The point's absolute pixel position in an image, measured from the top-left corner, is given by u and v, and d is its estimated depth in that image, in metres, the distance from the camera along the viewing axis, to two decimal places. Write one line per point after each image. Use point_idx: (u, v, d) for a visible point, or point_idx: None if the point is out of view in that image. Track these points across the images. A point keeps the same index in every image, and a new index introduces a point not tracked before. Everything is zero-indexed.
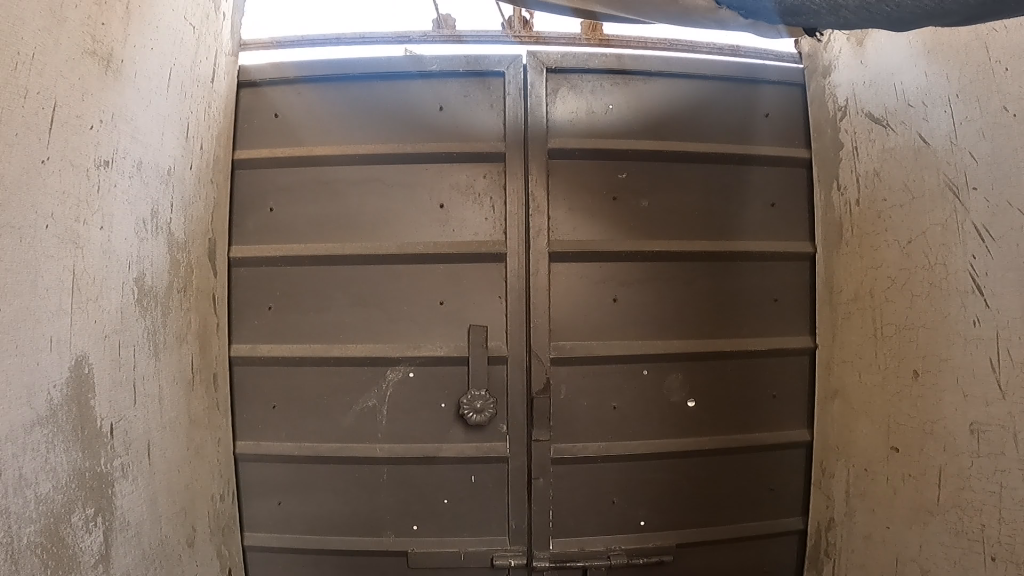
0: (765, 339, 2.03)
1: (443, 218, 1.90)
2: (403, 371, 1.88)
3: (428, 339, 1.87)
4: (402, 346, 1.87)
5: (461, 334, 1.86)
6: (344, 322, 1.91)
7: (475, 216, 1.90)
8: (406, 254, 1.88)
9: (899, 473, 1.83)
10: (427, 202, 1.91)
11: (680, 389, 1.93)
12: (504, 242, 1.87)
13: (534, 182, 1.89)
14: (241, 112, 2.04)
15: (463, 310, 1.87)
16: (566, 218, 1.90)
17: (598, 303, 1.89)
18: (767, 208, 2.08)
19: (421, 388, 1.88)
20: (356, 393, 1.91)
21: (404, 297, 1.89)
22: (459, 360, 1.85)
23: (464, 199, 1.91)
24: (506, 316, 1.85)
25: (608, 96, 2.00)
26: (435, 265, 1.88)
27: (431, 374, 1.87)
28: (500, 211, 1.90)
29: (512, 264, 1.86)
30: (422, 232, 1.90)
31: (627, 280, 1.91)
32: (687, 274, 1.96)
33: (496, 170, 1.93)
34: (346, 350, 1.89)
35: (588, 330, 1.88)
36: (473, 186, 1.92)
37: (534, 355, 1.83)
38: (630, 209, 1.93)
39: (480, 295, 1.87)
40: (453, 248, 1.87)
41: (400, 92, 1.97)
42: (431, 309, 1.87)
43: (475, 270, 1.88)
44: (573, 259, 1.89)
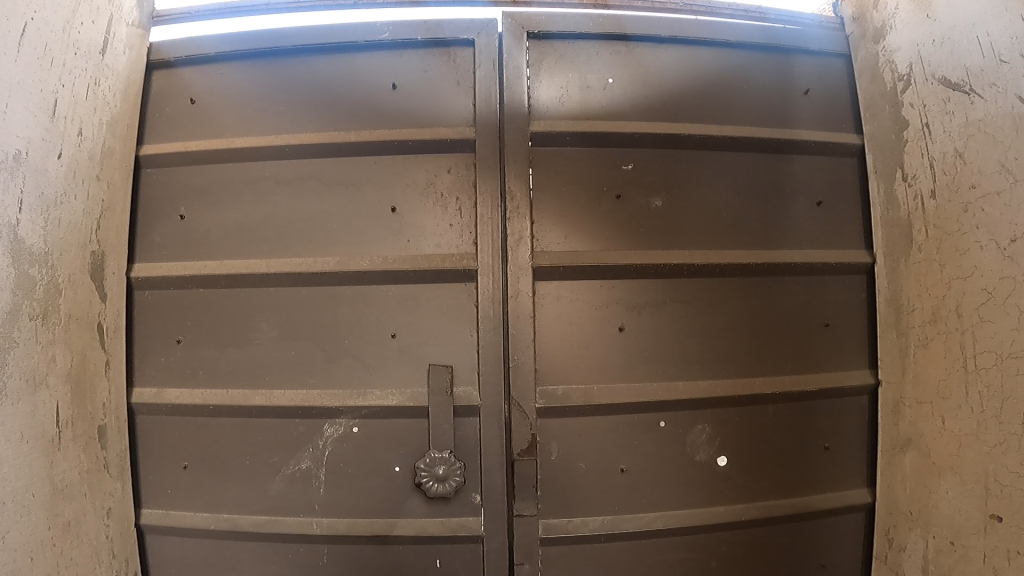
0: (812, 375, 1.60)
1: (396, 225, 1.47)
2: (346, 425, 1.44)
3: (378, 383, 1.43)
4: (343, 393, 1.43)
5: (420, 376, 1.42)
6: (271, 361, 1.48)
7: (438, 222, 1.47)
8: (349, 273, 1.45)
9: (1000, 549, 1.37)
10: (376, 205, 1.48)
11: (709, 444, 1.49)
12: (474, 254, 1.43)
13: (513, 176, 1.45)
14: (152, 98, 1.64)
15: (423, 345, 1.43)
16: (555, 223, 1.44)
17: (600, 334, 1.43)
18: (812, 207, 1.66)
19: (369, 447, 1.43)
20: (287, 452, 1.47)
21: (345, 329, 1.45)
22: (416, 410, 1.41)
23: (423, 200, 1.48)
24: (477, 352, 1.41)
25: (607, 69, 1.58)
26: (385, 287, 1.45)
27: (381, 430, 1.43)
28: (471, 215, 1.46)
29: (484, 284, 1.41)
30: (370, 244, 1.47)
31: (638, 302, 1.44)
32: (715, 294, 1.50)
33: (465, 162, 1.49)
34: (272, 398, 1.46)
35: (587, 371, 1.41)
36: (435, 185, 1.48)
37: (515, 404, 1.38)
38: (639, 210, 1.47)
39: (443, 326, 1.43)
40: (409, 264, 1.44)
41: (344, 68, 1.56)
42: (381, 344, 1.44)
43: (438, 293, 1.44)
44: (565, 276, 1.42)
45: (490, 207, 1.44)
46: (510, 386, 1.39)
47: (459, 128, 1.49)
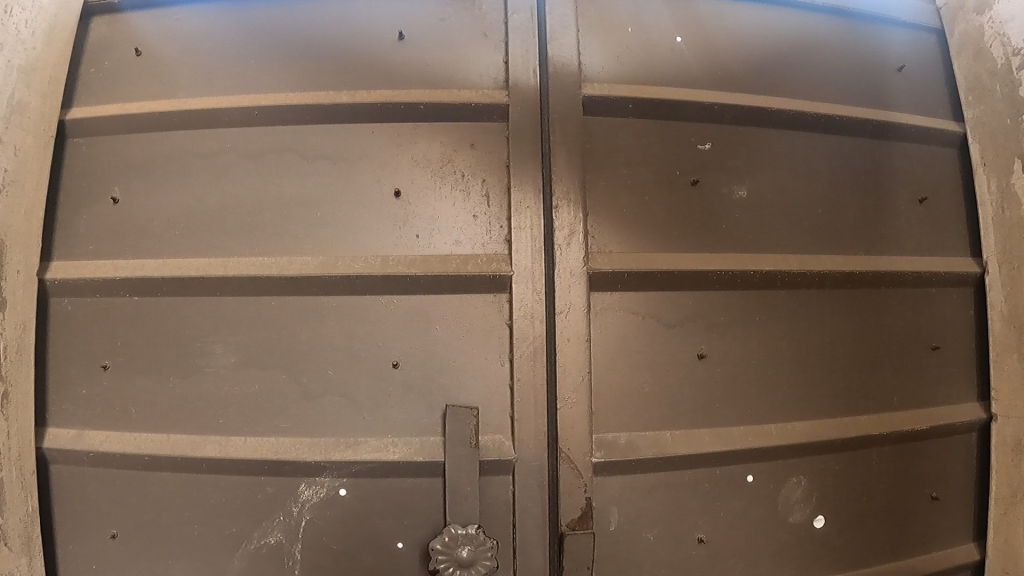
0: (920, 412, 1.29)
1: (400, 216, 1.11)
2: (329, 487, 1.07)
3: (374, 428, 1.06)
4: (329, 442, 1.06)
5: (433, 420, 1.06)
6: (230, 396, 1.10)
7: (456, 212, 1.11)
8: (336, 277, 1.08)
9: None
10: (374, 189, 1.12)
11: (804, 502, 1.16)
12: (506, 256, 1.08)
13: (559, 153, 1.09)
14: (88, 49, 1.26)
15: (437, 377, 1.07)
16: (613, 215, 1.09)
17: (672, 361, 1.08)
18: (913, 205, 1.35)
19: (361, 517, 1.06)
20: (248, 521, 1.09)
21: (329, 353, 1.08)
22: (428, 468, 1.04)
23: (437, 183, 1.12)
24: (511, 387, 1.05)
25: (671, 24, 1.25)
26: (386, 298, 1.09)
27: (378, 493, 1.06)
28: (500, 203, 1.11)
29: (521, 295, 1.06)
30: (365, 240, 1.11)
31: (720, 321, 1.11)
32: (810, 311, 1.18)
33: (494, 135, 1.13)
34: (230, 447, 1.08)
35: (655, 410, 1.07)
36: (453, 164, 1.12)
37: (566, 458, 1.02)
38: (718, 201, 1.14)
39: (463, 351, 1.07)
40: (418, 267, 1.08)
41: (335, 14, 1.20)
42: (379, 375, 1.07)
43: (456, 307, 1.08)
44: (630, 286, 1.08)
45: (528, 193, 1.08)
46: (557, 433, 1.03)
47: (485, 91, 1.14)
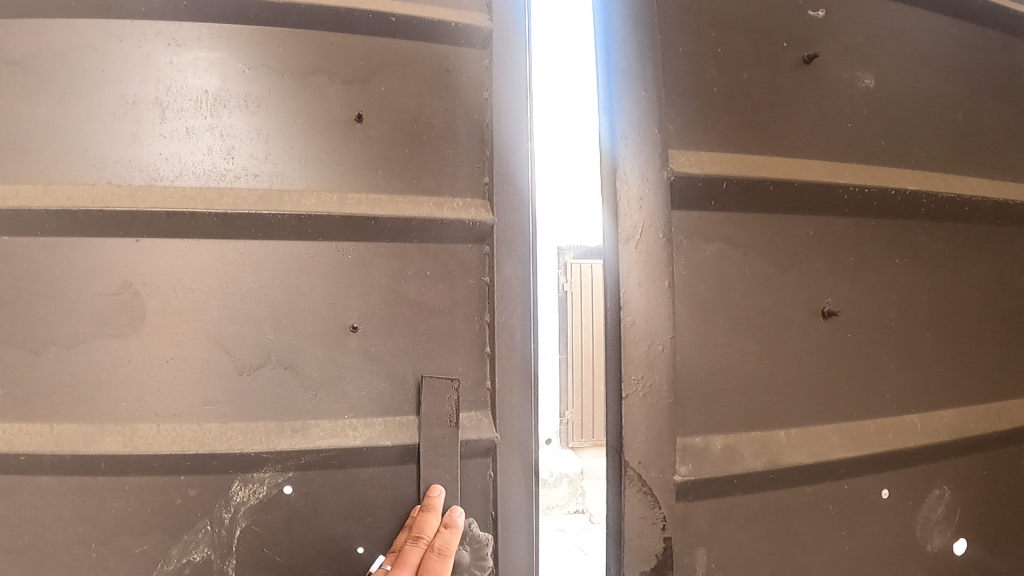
0: None
1: (362, 145, 0.78)
2: (269, 485, 0.74)
3: (328, 404, 0.76)
4: (270, 427, 0.74)
5: (402, 394, 0.78)
6: (139, 370, 0.73)
7: (431, 145, 0.81)
8: (282, 216, 0.74)
9: None
10: (331, 111, 0.78)
11: (947, 524, 0.82)
12: (487, 200, 0.82)
13: (627, 49, 0.71)
14: None
15: (402, 348, 0.78)
16: (701, 104, 0.73)
17: (786, 315, 0.74)
18: None
19: (314, 522, 0.75)
20: (160, 536, 0.73)
21: (272, 316, 0.75)
22: (395, 454, 0.77)
23: (409, 110, 0.80)
24: (492, 357, 0.80)
25: None
26: (343, 247, 0.77)
27: (335, 489, 0.75)
28: (483, 136, 0.82)
29: (505, 246, 0.80)
30: (319, 175, 0.77)
31: (850, 263, 0.76)
32: (962, 257, 0.83)
33: (475, 62, 0.83)
34: (140, 443, 0.72)
35: (761, 388, 0.73)
36: (427, 89, 0.81)
37: (635, 480, 0.69)
38: (842, 90, 0.78)
39: (437, 313, 0.80)
40: (382, 208, 0.77)
41: None
42: (327, 340, 0.76)
43: (427, 261, 0.80)
44: (726, 206, 0.73)
45: (517, 118, 0.82)
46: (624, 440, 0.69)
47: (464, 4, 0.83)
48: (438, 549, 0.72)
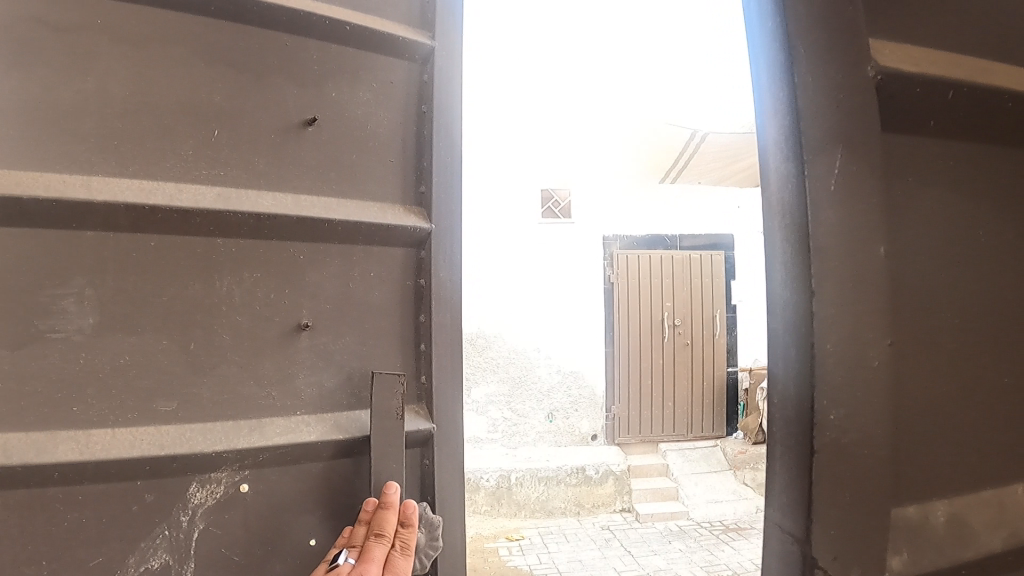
0: None
1: (313, 154, 0.72)
2: (226, 484, 0.65)
3: (279, 405, 0.68)
4: (226, 428, 0.65)
5: (344, 393, 0.72)
6: (88, 376, 0.59)
7: (370, 150, 0.76)
8: (239, 216, 0.66)
9: None
10: (280, 119, 0.69)
11: None
12: (423, 208, 0.79)
13: (797, 29, 0.51)
14: None
15: (345, 354, 0.72)
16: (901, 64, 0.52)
17: (981, 325, 0.56)
18: None
19: (273, 518, 0.66)
20: (117, 546, 0.60)
21: (230, 318, 0.65)
22: (346, 450, 0.71)
23: (354, 112, 0.75)
24: (426, 356, 0.78)
25: None
26: (297, 248, 0.69)
27: (292, 483, 0.68)
28: (420, 146, 0.80)
29: (440, 252, 0.79)
30: (270, 181, 0.68)
31: None
32: None
33: (410, 76, 0.80)
34: (88, 453, 0.58)
35: (977, 444, 0.57)
36: (371, 95, 0.76)
37: None
38: None
39: (380, 313, 0.75)
40: (334, 210, 0.72)
41: None
42: (274, 342, 0.68)
43: (367, 264, 0.75)
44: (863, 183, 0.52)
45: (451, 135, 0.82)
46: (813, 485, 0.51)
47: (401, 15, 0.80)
48: (398, 544, 0.66)
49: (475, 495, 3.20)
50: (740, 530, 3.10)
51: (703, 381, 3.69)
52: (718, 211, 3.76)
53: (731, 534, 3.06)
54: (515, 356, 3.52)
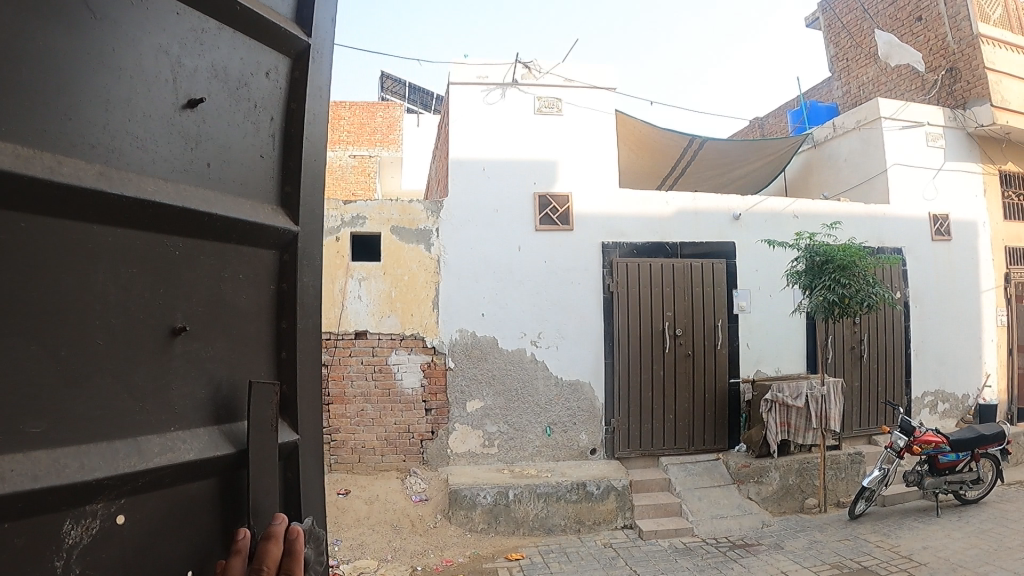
0: None
1: (190, 139, 0.61)
2: (102, 516, 0.52)
3: (152, 432, 0.56)
4: (102, 449, 0.51)
5: (218, 404, 0.63)
6: None
7: (240, 142, 0.67)
8: (127, 201, 0.53)
9: None
10: (162, 91, 0.58)
11: None
12: (283, 207, 0.72)
13: None
14: None
15: (213, 367, 0.62)
16: None
17: None
18: None
19: (147, 553, 0.55)
20: None
21: (106, 322, 0.52)
22: (225, 465, 0.62)
23: (226, 94, 0.65)
24: (289, 363, 0.71)
25: None
26: (174, 245, 0.58)
27: (167, 511, 0.57)
28: (284, 149, 0.73)
29: (303, 259, 0.74)
30: (150, 165, 0.56)
31: None
32: None
33: (283, 78, 0.74)
34: None
35: None
36: (242, 78, 0.68)
37: None
38: None
39: (251, 318, 0.67)
40: (213, 204, 0.62)
41: None
42: (150, 349, 0.55)
43: (234, 266, 0.65)
44: None
45: (313, 140, 0.76)
46: None
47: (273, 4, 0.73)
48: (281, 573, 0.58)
49: (471, 512, 3.03)
50: (748, 547, 2.99)
51: (706, 393, 3.57)
52: (716, 219, 3.68)
53: (738, 551, 2.95)
54: (513, 368, 3.40)
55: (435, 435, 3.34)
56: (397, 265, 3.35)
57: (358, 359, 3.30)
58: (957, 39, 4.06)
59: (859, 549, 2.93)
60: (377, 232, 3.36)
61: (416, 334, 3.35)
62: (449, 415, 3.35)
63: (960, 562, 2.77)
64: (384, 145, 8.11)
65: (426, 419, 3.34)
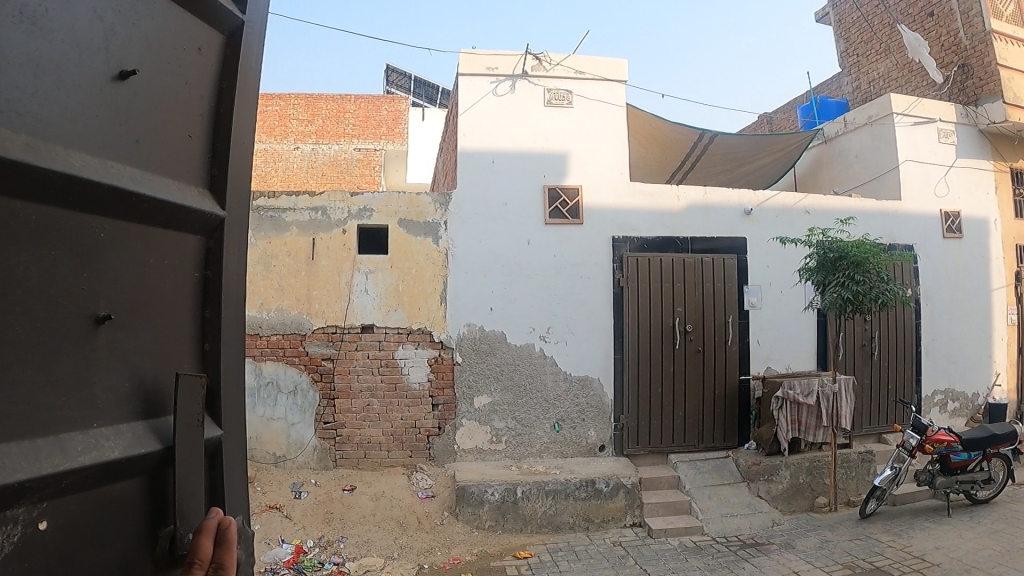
0: None
1: (120, 113, 0.56)
2: (22, 524, 0.47)
3: (75, 430, 0.51)
4: (23, 450, 0.47)
5: (142, 398, 0.58)
6: None
7: (170, 118, 0.63)
8: (54, 175, 0.48)
9: None
10: (94, 60, 0.53)
11: None
12: (211, 190, 0.68)
13: None
14: None
15: (137, 360, 0.58)
16: None
17: None
18: None
19: (69, 561, 0.51)
20: None
21: (26, 305, 0.47)
22: (153, 463, 0.58)
23: (158, 67, 0.61)
24: (214, 355, 0.67)
25: None
26: (99, 226, 0.54)
27: (92, 516, 0.53)
28: (216, 130, 0.69)
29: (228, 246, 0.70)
30: (79, 139, 0.51)
31: None
32: None
33: (218, 55, 0.69)
34: None
35: None
36: (178, 47, 0.63)
37: None
38: None
39: (178, 308, 0.63)
40: (141, 184, 0.57)
41: None
42: (69, 338, 0.51)
43: (158, 250, 0.61)
44: None
45: (243, 123, 0.72)
46: None
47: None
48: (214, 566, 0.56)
49: (479, 509, 2.99)
50: (759, 546, 2.95)
51: (717, 390, 3.54)
52: (727, 214, 3.64)
53: (749, 550, 2.90)
54: (521, 364, 3.35)
55: (442, 430, 3.29)
56: (404, 259, 3.30)
57: (365, 353, 3.25)
58: (969, 36, 4.05)
59: (871, 549, 2.89)
60: (385, 225, 3.32)
61: (423, 328, 3.30)
62: (456, 411, 3.30)
63: (973, 564, 2.73)
64: (390, 139, 8.09)
65: (433, 415, 3.29)
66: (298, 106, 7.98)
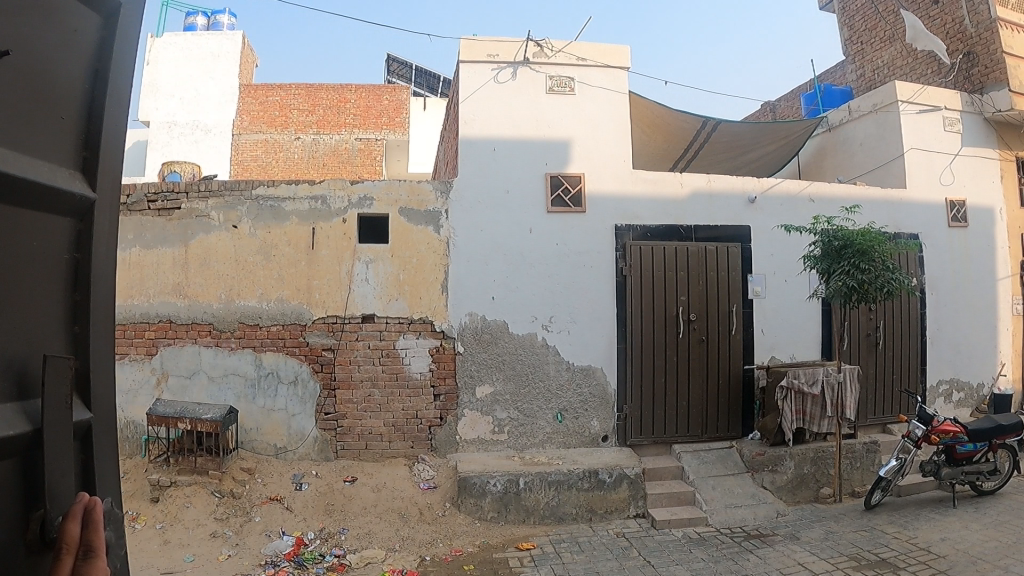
0: None
1: None
2: None
3: None
4: None
5: (12, 378, 0.58)
6: None
7: (40, 100, 0.62)
8: None
9: None
10: None
11: None
12: (83, 170, 0.68)
13: None
14: None
15: (5, 340, 0.57)
16: None
17: None
18: None
19: None
20: None
21: None
22: (22, 444, 0.57)
23: (30, 47, 0.60)
24: (83, 339, 0.67)
25: None
26: None
27: None
28: (92, 113, 0.68)
29: (101, 227, 0.70)
30: None
31: None
32: None
33: (95, 37, 0.69)
34: None
35: None
36: (53, 26, 0.63)
37: None
38: None
39: (49, 289, 0.63)
40: (10, 165, 0.57)
41: None
42: None
43: (27, 231, 0.60)
44: None
45: (118, 107, 0.72)
46: None
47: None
48: (83, 550, 0.59)
49: (480, 501, 2.96)
50: (763, 537, 2.92)
51: (720, 380, 3.51)
52: (731, 203, 3.61)
53: (753, 542, 2.87)
54: (523, 354, 3.33)
55: (443, 421, 3.26)
56: (405, 248, 3.27)
57: (365, 343, 3.22)
58: (974, 23, 4.02)
59: (876, 541, 2.86)
60: (385, 213, 3.29)
61: (425, 318, 3.27)
62: (457, 401, 3.27)
63: (980, 555, 2.70)
64: (391, 129, 8.05)
65: (434, 406, 3.26)
66: (298, 97, 7.94)
